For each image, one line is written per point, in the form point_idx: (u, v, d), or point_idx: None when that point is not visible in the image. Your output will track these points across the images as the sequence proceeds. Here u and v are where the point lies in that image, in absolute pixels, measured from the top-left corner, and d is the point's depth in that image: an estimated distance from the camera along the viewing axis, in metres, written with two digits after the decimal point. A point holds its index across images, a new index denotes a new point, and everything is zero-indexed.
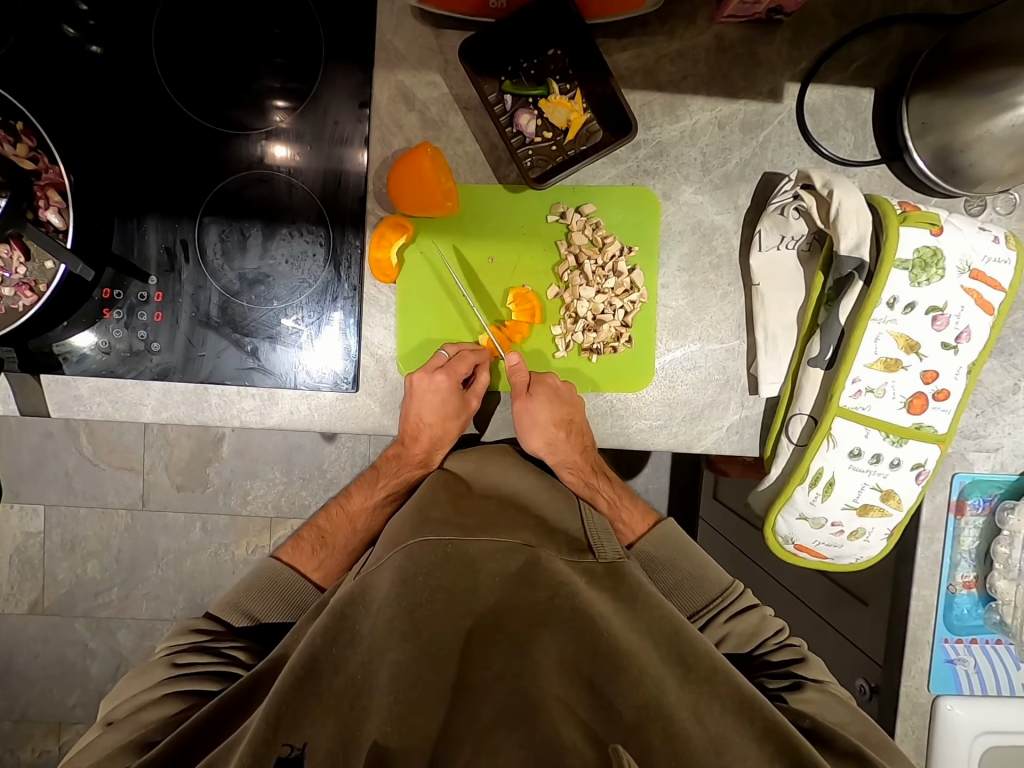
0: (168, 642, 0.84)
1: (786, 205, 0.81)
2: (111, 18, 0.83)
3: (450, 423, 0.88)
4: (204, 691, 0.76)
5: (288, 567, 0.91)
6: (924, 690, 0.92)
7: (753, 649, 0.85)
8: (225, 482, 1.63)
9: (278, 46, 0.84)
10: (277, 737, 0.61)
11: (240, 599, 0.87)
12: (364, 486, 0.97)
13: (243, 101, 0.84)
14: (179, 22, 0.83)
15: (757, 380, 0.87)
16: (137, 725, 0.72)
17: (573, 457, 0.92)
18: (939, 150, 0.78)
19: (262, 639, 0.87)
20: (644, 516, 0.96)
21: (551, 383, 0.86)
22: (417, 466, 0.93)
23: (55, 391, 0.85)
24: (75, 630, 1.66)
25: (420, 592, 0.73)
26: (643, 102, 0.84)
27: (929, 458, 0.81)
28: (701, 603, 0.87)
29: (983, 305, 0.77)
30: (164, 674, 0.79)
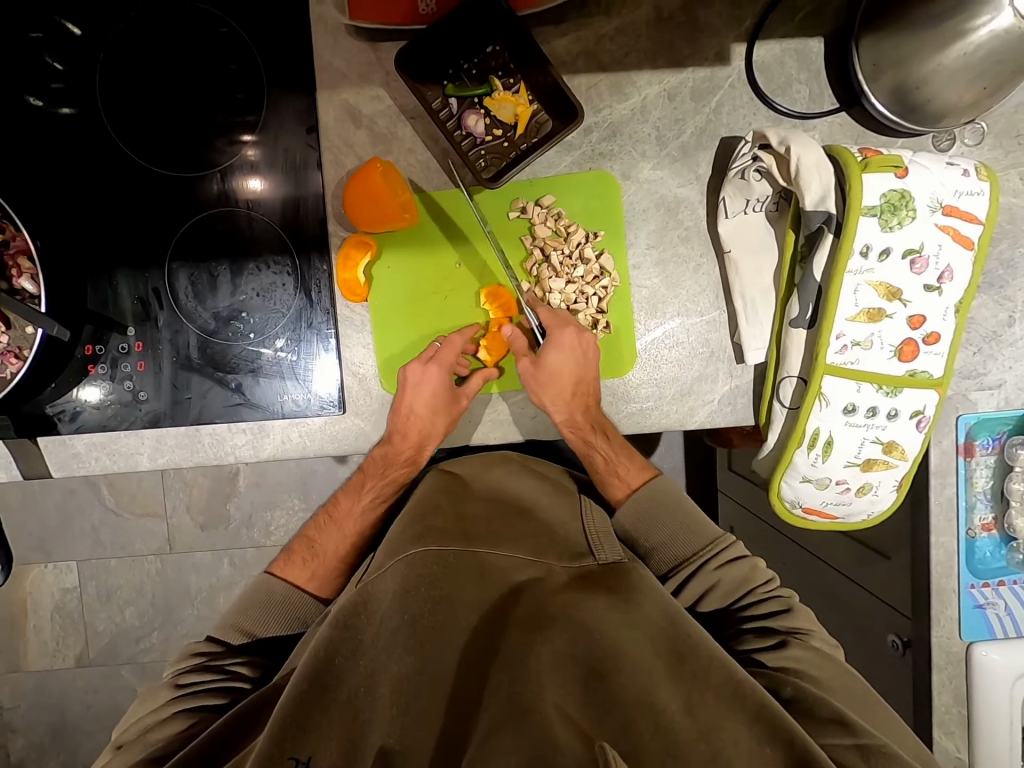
0: (173, 665, 0.86)
1: (746, 168, 0.79)
2: (74, 80, 0.84)
3: (438, 421, 0.85)
4: (211, 706, 0.78)
5: (281, 582, 0.90)
6: (956, 638, 0.91)
7: (740, 607, 0.84)
8: (246, 515, 1.65)
9: (235, 81, 0.84)
10: (283, 748, 0.61)
11: (238, 618, 0.88)
12: (351, 491, 0.95)
13: (205, 140, 0.84)
14: (134, 73, 0.84)
15: (742, 348, 0.86)
16: (146, 745, 0.75)
17: (597, 441, 0.87)
18: (895, 90, 0.76)
19: (264, 653, 0.88)
20: (640, 469, 0.91)
21: (566, 342, 0.83)
22: (404, 466, 0.90)
23: (53, 452, 0.86)
24: (121, 677, 1.69)
25: (424, 603, 0.72)
26: (588, 85, 0.83)
27: (927, 403, 0.80)
28: (695, 548, 0.86)
29: (962, 241, 0.75)
30: (169, 695, 0.80)
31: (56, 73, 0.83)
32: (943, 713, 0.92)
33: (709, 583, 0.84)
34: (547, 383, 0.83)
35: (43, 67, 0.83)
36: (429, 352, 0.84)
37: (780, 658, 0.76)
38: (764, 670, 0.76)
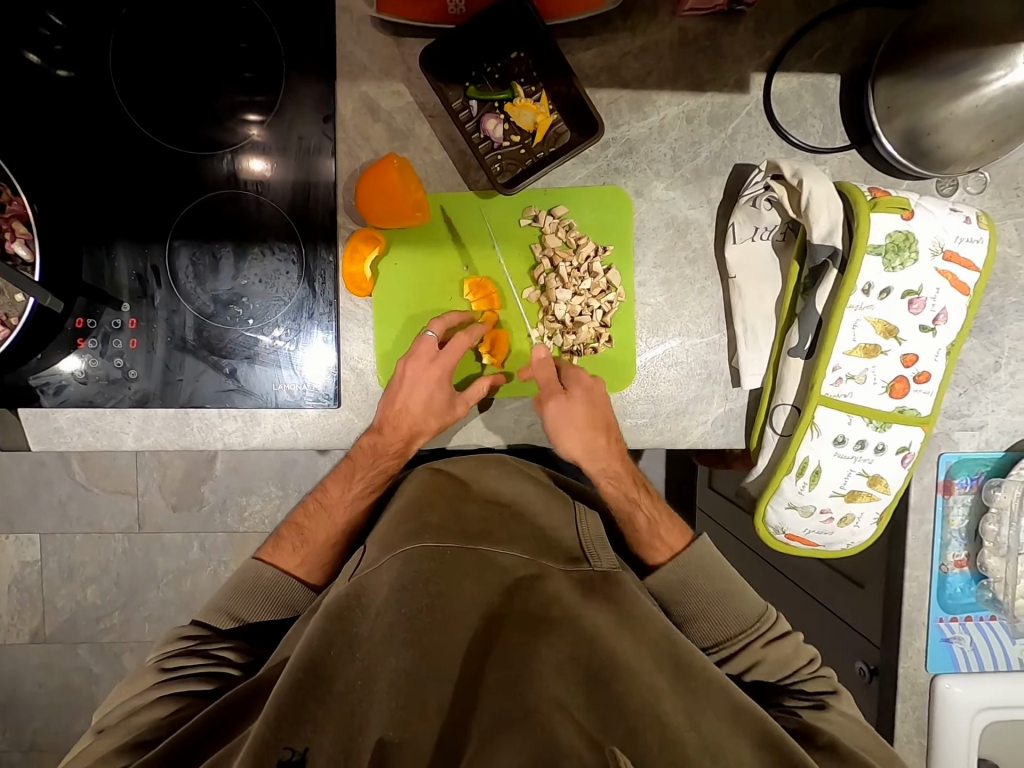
0: (157, 646, 0.84)
1: (758, 197, 0.80)
2: (75, 42, 0.81)
3: (431, 421, 0.84)
4: (196, 692, 0.77)
5: (270, 567, 0.89)
6: (922, 670, 0.93)
7: (784, 678, 0.84)
8: (221, 500, 1.62)
9: (246, 60, 0.83)
10: (278, 738, 0.60)
11: (227, 602, 0.87)
12: (341, 479, 0.92)
13: (209, 118, 0.83)
14: (141, 42, 0.82)
15: (739, 373, 0.87)
16: (129, 729, 0.74)
17: (613, 467, 0.88)
18: (907, 133, 0.78)
19: (252, 637, 0.87)
20: (679, 534, 0.91)
21: (584, 379, 0.84)
22: (393, 458, 0.87)
23: (33, 424, 0.84)
24: (78, 657, 1.65)
25: (420, 596, 0.71)
26: (609, 100, 0.84)
27: (913, 441, 0.82)
28: (736, 628, 0.86)
29: (959, 286, 0.77)
30: (155, 678, 0.80)
31: (55, 30, 0.81)
32: (904, 742, 0.94)
33: (752, 660, 0.85)
34: (566, 427, 0.83)
35: (44, 26, 0.81)
36: (426, 349, 0.83)
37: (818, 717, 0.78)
38: (798, 719, 0.78)
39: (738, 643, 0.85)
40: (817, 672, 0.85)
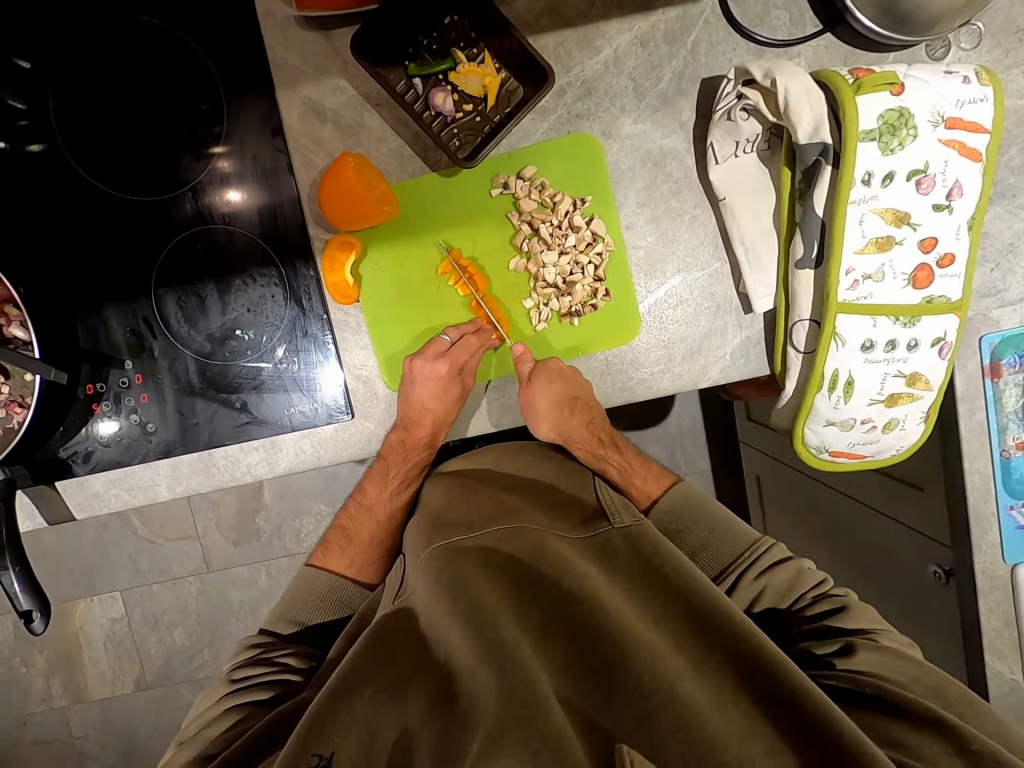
0: (230, 661, 0.87)
1: (732, 108, 0.75)
2: (40, 117, 0.81)
3: (449, 407, 0.85)
4: (260, 699, 0.78)
5: (324, 571, 0.93)
6: (1000, 562, 0.89)
7: (791, 605, 0.80)
8: (276, 527, 1.66)
9: (199, 92, 0.81)
10: (307, 746, 0.63)
11: (286, 608, 0.91)
12: (375, 478, 0.95)
13: (182, 160, 0.82)
14: (96, 97, 0.81)
15: (749, 298, 0.83)
16: (202, 740, 0.75)
17: (579, 430, 0.90)
18: (881, 2, 0.71)
19: (313, 641, 0.89)
20: (659, 479, 0.95)
21: (552, 366, 0.83)
22: (423, 448, 0.90)
23: (73, 493, 0.87)
24: (181, 695, 1.74)
25: (439, 588, 0.75)
26: (556, 44, 0.79)
27: (948, 329, 0.77)
28: (728, 559, 0.84)
29: (969, 153, 0.71)
30: (223, 690, 0.81)
31: (20, 112, 0.81)
32: (993, 637, 0.91)
33: (752, 594, 0.81)
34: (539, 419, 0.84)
35: (4, 108, 0.80)
36: (437, 349, 0.82)
37: (843, 658, 0.72)
38: (831, 671, 0.72)
39: (734, 574, 0.82)
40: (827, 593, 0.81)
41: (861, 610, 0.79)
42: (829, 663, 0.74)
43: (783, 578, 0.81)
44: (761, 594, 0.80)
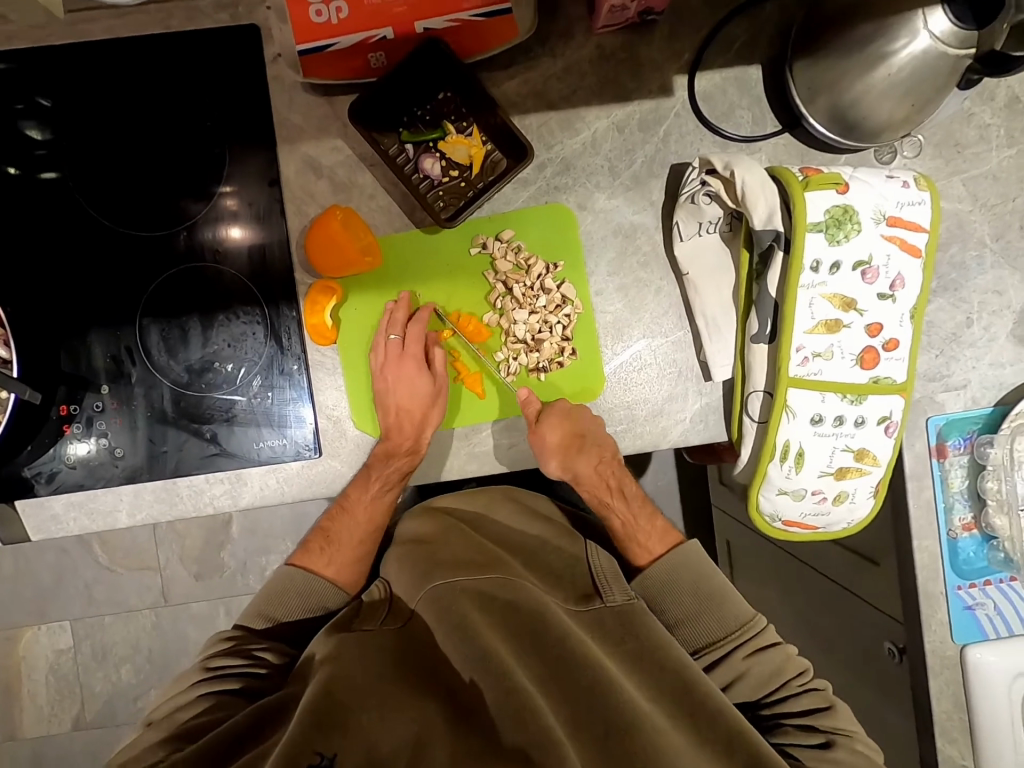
0: (202, 649, 0.85)
1: (696, 193, 0.82)
2: (49, 149, 0.86)
3: (432, 411, 0.85)
4: (234, 691, 0.77)
5: (301, 571, 0.89)
6: (949, 642, 0.90)
7: (767, 692, 0.82)
8: (241, 563, 1.63)
9: (212, 136, 0.87)
10: (311, 743, 0.60)
11: (261, 605, 0.87)
12: (356, 480, 0.89)
13: (186, 198, 0.87)
14: (108, 137, 0.87)
15: (708, 366, 0.87)
16: (174, 723, 0.75)
17: (590, 474, 0.89)
18: (831, 110, 0.79)
19: (289, 638, 0.86)
20: (664, 537, 0.91)
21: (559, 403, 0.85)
22: (405, 456, 0.86)
23: (32, 514, 0.87)
24: (120, 739, 1.65)
25: (445, 626, 0.72)
26: (539, 123, 0.86)
27: (894, 408, 0.81)
28: (717, 631, 0.83)
29: (910, 250, 0.77)
30: (197, 677, 0.80)
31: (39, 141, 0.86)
32: (944, 720, 0.91)
33: (736, 670, 0.82)
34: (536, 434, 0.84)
35: (26, 141, 0.86)
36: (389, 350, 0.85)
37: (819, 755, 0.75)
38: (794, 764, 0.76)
39: (719, 650, 0.83)
40: (808, 685, 0.83)
41: (841, 709, 0.81)
42: (790, 755, 0.77)
43: (770, 660, 0.81)
44: (741, 673, 0.81)
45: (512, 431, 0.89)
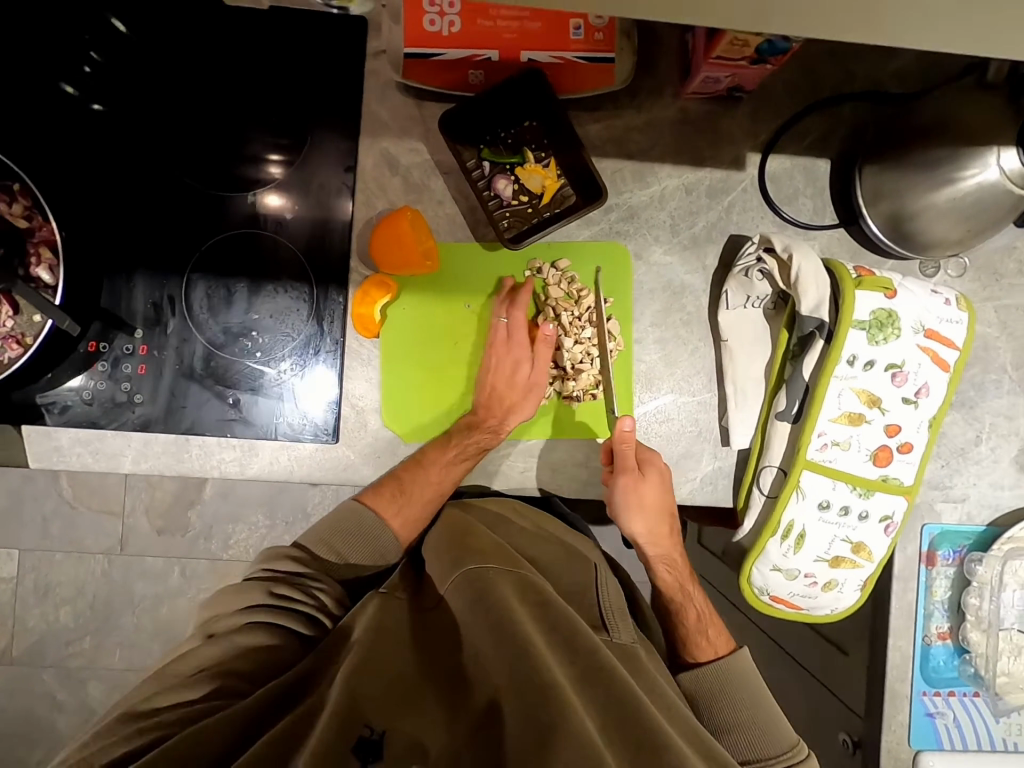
0: (267, 561, 0.84)
1: (750, 267, 0.85)
2: (137, 90, 0.87)
3: (528, 401, 0.87)
4: (296, 633, 0.75)
5: (369, 510, 0.87)
6: (905, 744, 0.91)
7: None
8: (207, 526, 1.60)
9: (275, 106, 0.88)
10: (360, 712, 0.54)
11: (327, 536, 0.87)
12: (438, 441, 0.88)
13: (242, 162, 0.88)
14: (197, 91, 0.88)
15: (728, 433, 0.89)
16: (231, 647, 0.71)
17: (670, 553, 0.92)
18: (891, 216, 0.83)
19: (347, 585, 0.87)
20: (725, 637, 0.92)
21: (658, 463, 0.86)
22: (489, 432, 0.87)
23: (35, 442, 0.85)
24: (43, 681, 1.60)
25: (475, 610, 0.65)
26: (614, 169, 0.89)
27: (896, 510, 0.83)
28: (771, 748, 0.82)
29: (940, 363, 0.80)
30: (262, 599, 0.76)
31: (94, 64, 0.86)
32: None
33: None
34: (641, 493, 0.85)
35: (115, 77, 0.87)
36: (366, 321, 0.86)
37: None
38: None
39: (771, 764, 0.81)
40: None
41: None
42: None
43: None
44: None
45: (529, 457, 0.91)
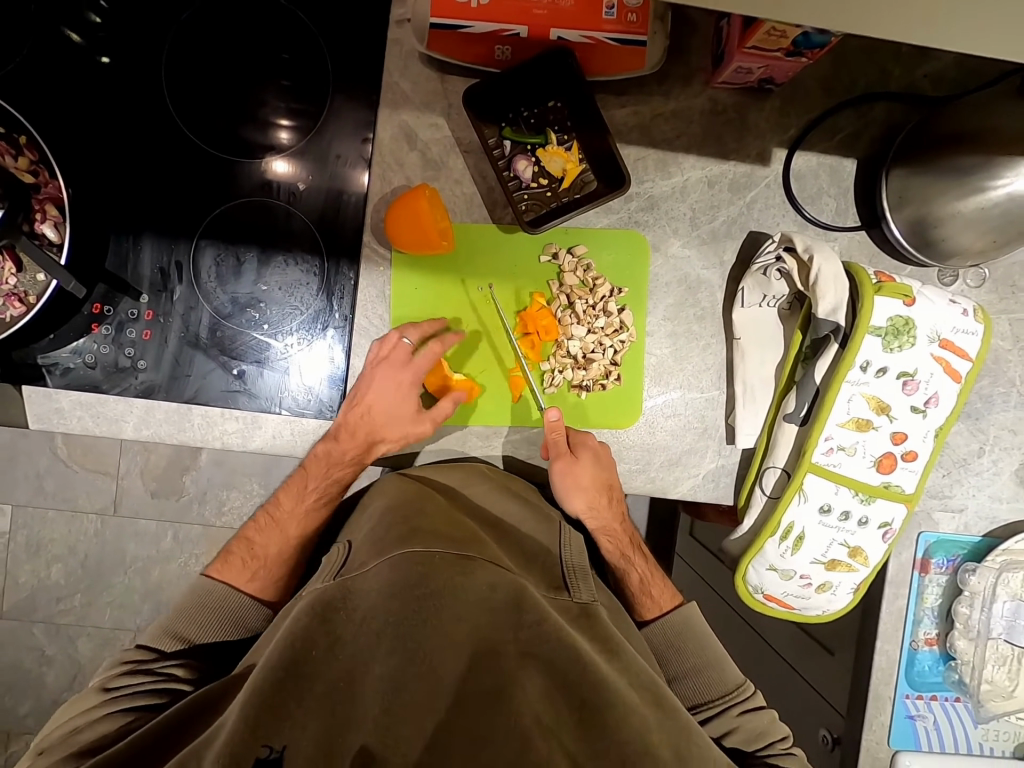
0: (105, 668, 0.81)
1: (769, 267, 0.83)
2: (147, 43, 0.85)
3: (394, 424, 0.85)
4: (144, 707, 0.75)
5: (218, 584, 0.86)
6: (884, 744, 0.93)
7: (757, 750, 0.83)
8: (201, 491, 1.60)
9: (285, 70, 0.86)
10: (257, 736, 0.56)
11: (176, 623, 0.83)
12: (292, 490, 0.91)
13: (254, 125, 0.85)
14: (211, 49, 0.86)
15: (734, 431, 0.89)
16: (70, 746, 0.71)
17: (611, 525, 0.91)
18: (915, 221, 0.81)
19: (203, 657, 0.83)
20: (671, 593, 0.94)
21: (591, 442, 0.87)
22: (349, 466, 0.88)
23: (36, 403, 0.84)
24: (33, 635, 1.61)
25: (410, 604, 0.63)
26: (637, 157, 0.87)
27: (895, 517, 0.84)
28: (716, 692, 0.86)
29: (952, 373, 0.80)
30: (96, 699, 0.76)
31: (105, 15, 0.84)
32: None
33: (727, 726, 0.85)
34: (574, 472, 0.85)
35: (126, 29, 0.84)
36: (398, 355, 0.84)
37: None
38: None
39: (717, 707, 0.85)
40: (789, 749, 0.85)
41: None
42: None
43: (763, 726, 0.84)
44: (732, 731, 0.84)
45: (532, 443, 0.91)
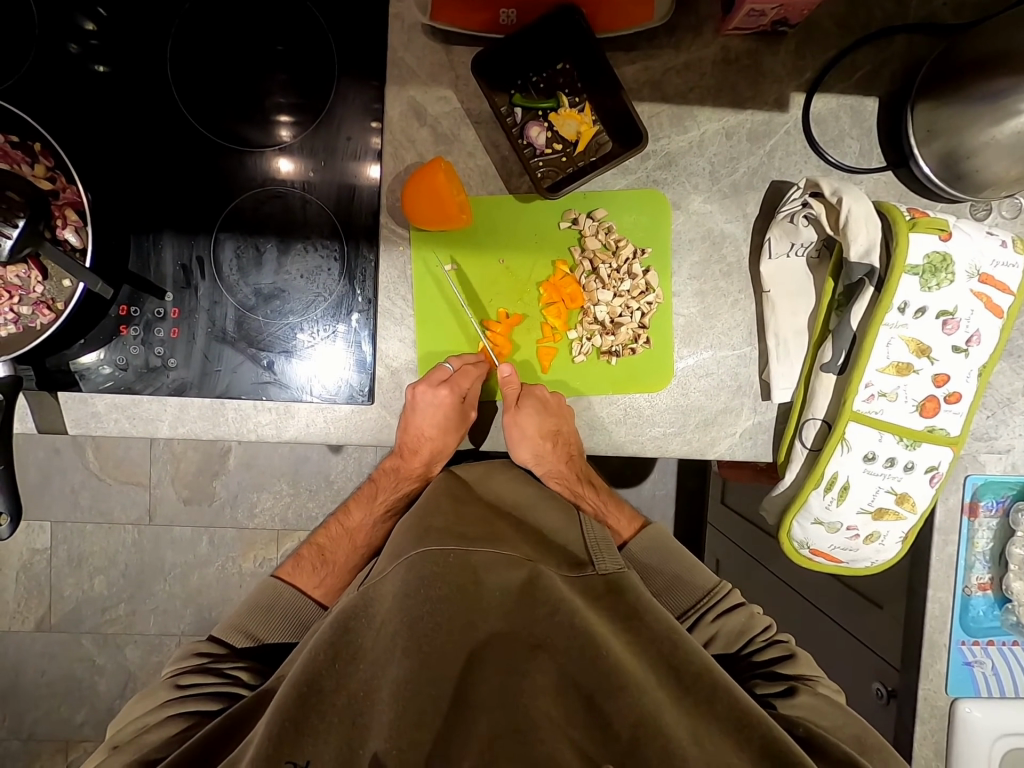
0: (173, 663, 0.84)
1: (795, 213, 0.81)
2: (146, 44, 0.84)
3: (450, 437, 0.90)
4: (205, 711, 0.76)
5: (288, 588, 0.92)
6: (942, 693, 0.91)
7: (740, 649, 0.86)
8: (232, 494, 1.62)
9: (282, 62, 0.85)
10: (282, 750, 0.63)
11: (241, 622, 0.88)
12: (362, 501, 0.99)
13: (260, 118, 0.85)
14: (207, 43, 0.85)
15: (769, 386, 0.87)
16: (139, 747, 0.72)
17: (558, 468, 0.94)
18: (945, 155, 0.79)
19: (264, 659, 0.87)
20: (630, 522, 0.98)
21: (539, 393, 0.87)
22: (414, 479, 0.95)
23: (72, 408, 0.85)
24: (82, 646, 1.64)
25: (423, 604, 0.75)
26: (650, 114, 0.85)
27: (942, 460, 0.82)
28: (689, 604, 0.89)
29: (993, 309, 0.78)
30: (168, 695, 0.78)
31: (101, 21, 0.83)
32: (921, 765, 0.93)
33: (708, 634, 0.86)
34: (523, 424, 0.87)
35: (123, 31, 0.84)
36: (439, 376, 0.85)
37: (784, 702, 0.77)
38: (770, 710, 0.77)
39: (693, 617, 0.87)
40: (773, 639, 0.87)
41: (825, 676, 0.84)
42: (768, 703, 0.79)
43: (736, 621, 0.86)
44: (712, 637, 0.85)
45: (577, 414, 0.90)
